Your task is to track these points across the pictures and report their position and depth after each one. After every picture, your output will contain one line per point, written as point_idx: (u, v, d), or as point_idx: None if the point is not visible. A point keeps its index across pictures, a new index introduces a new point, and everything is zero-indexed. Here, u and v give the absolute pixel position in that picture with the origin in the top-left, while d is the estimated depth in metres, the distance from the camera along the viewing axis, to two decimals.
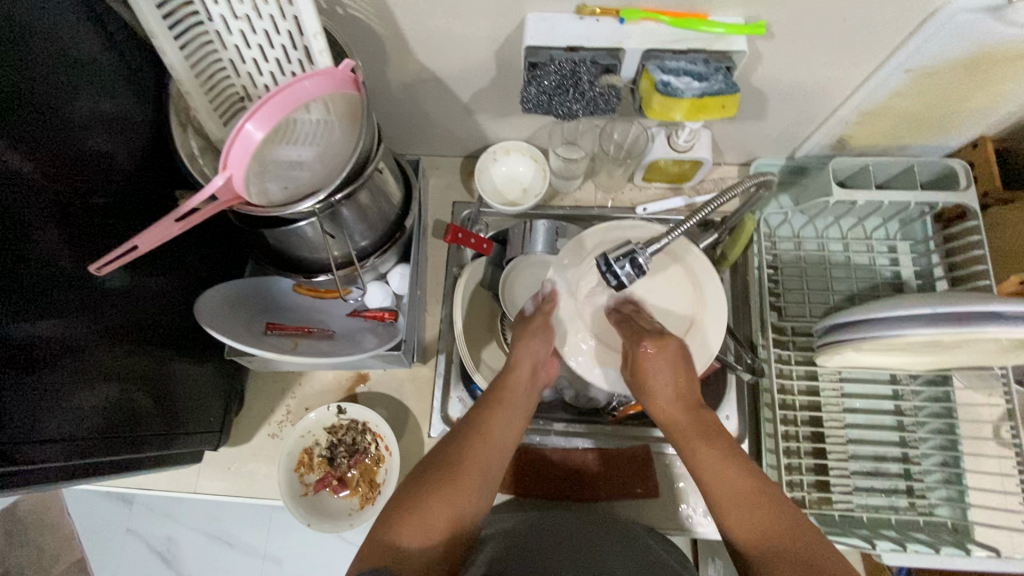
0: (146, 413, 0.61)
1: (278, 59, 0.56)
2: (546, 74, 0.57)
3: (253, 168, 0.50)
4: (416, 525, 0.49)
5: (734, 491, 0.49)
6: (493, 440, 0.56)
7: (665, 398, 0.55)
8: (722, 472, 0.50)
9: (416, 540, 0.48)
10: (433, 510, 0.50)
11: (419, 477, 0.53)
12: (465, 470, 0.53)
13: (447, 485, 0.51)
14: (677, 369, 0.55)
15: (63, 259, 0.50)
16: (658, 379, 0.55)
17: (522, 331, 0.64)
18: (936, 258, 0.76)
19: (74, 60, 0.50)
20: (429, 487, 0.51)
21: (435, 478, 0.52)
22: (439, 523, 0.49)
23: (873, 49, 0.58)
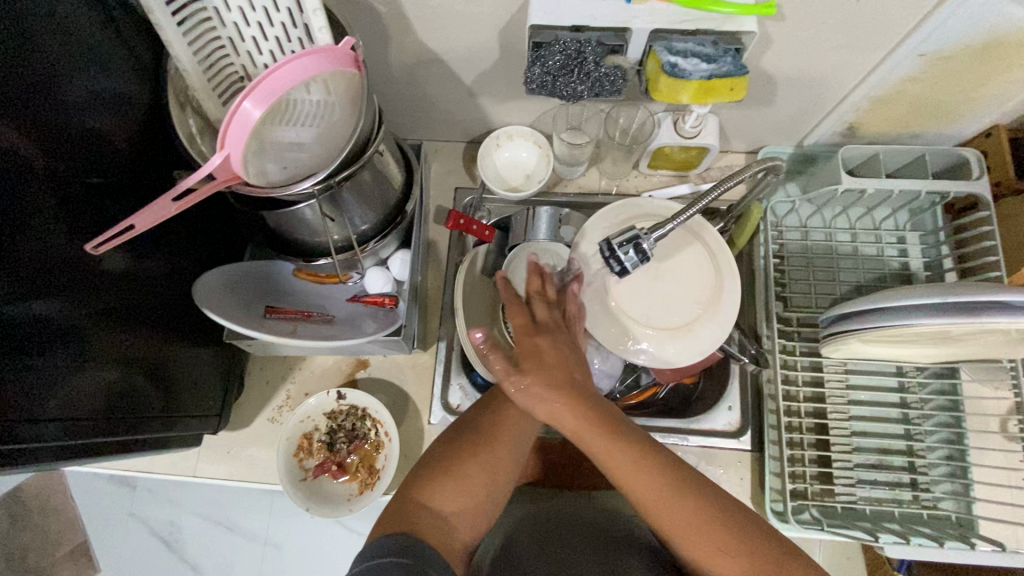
0: (146, 396, 0.61)
1: (278, 37, 0.55)
2: (551, 54, 0.56)
3: (251, 147, 0.49)
4: (450, 493, 0.49)
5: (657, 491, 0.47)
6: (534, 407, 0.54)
7: (551, 406, 0.48)
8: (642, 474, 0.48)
9: (445, 506, 0.49)
10: (471, 475, 0.50)
11: (451, 442, 0.52)
12: (498, 440, 0.52)
13: (481, 454, 0.51)
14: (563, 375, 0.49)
15: (60, 238, 0.49)
16: (545, 391, 0.49)
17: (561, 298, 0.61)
18: (947, 249, 0.75)
19: (70, 35, 0.49)
20: (460, 454, 0.51)
21: (466, 446, 0.51)
22: (468, 493, 0.50)
23: (887, 32, 0.56)
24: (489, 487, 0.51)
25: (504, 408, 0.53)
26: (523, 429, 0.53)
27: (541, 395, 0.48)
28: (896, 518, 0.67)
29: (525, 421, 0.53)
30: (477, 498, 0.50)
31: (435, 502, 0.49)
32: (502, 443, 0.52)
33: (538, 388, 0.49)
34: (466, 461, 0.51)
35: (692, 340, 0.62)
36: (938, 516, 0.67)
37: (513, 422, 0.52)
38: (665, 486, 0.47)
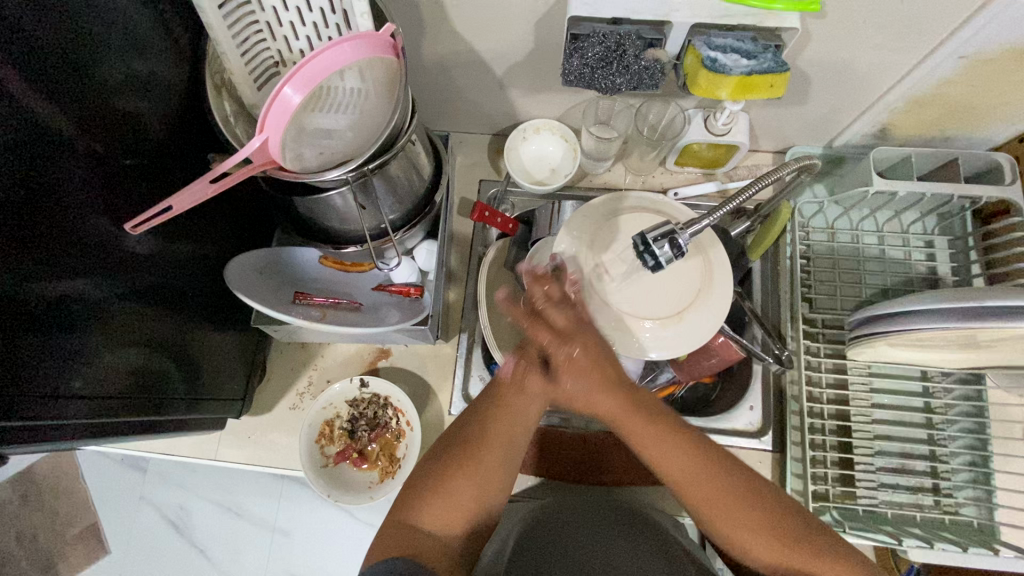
0: (170, 378, 0.61)
1: (315, 23, 0.55)
2: (589, 46, 0.55)
3: (289, 132, 0.49)
4: (435, 510, 0.51)
5: (689, 468, 0.51)
6: (513, 417, 0.54)
7: (593, 395, 0.53)
8: (676, 451, 0.52)
9: (437, 528, 0.51)
10: (458, 492, 0.51)
11: (437, 459, 0.54)
12: (484, 454, 0.53)
13: (466, 471, 0.52)
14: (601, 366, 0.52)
15: (95, 218, 0.49)
16: (583, 375, 0.52)
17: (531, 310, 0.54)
18: (975, 254, 0.74)
19: (110, 14, 0.50)
20: (449, 472, 0.52)
21: (454, 461, 0.53)
22: (456, 514, 0.51)
23: (929, 31, 0.56)
24: (478, 502, 0.52)
25: (489, 421, 0.54)
26: (508, 440, 0.54)
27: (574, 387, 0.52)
28: (919, 523, 0.67)
29: (508, 434, 0.54)
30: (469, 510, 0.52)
31: (427, 523, 0.50)
32: (490, 454, 0.53)
33: (574, 381, 0.52)
34: (448, 479, 0.52)
35: (687, 330, 0.57)
36: (959, 522, 0.67)
37: (492, 441, 0.53)
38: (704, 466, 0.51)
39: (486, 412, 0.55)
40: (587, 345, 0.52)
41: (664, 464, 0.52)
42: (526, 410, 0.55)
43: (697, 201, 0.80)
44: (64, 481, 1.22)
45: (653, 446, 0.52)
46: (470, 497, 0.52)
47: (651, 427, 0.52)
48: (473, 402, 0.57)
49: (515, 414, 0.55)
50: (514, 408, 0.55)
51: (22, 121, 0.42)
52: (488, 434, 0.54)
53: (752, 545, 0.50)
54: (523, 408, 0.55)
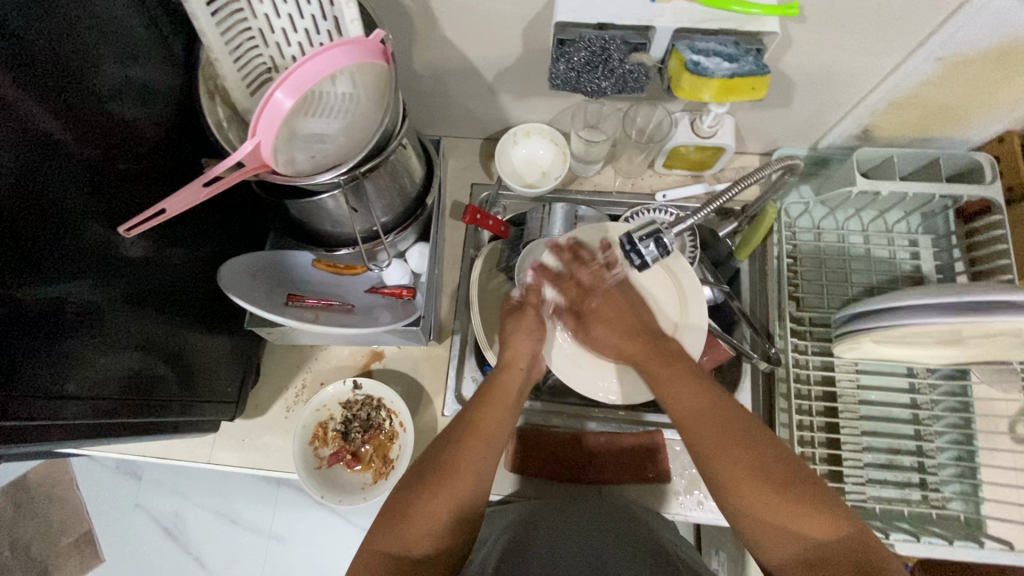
0: (163, 380, 0.61)
1: (306, 29, 0.57)
2: (576, 51, 0.56)
3: (281, 136, 0.50)
4: (415, 533, 0.49)
5: (696, 405, 0.53)
6: (487, 438, 0.55)
7: (618, 335, 0.63)
8: (686, 387, 0.54)
9: (416, 549, 0.49)
10: (432, 517, 0.50)
11: (412, 486, 0.52)
12: (458, 477, 0.52)
13: (440, 496, 0.51)
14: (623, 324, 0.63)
15: (89, 221, 0.50)
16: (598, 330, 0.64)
17: (514, 326, 0.65)
18: (958, 253, 0.76)
19: (104, 22, 0.50)
20: (425, 494, 0.51)
21: (426, 490, 0.51)
22: (438, 536, 0.50)
23: (907, 34, 0.57)
24: (455, 518, 0.51)
25: (462, 443, 0.54)
26: (483, 462, 0.53)
27: (607, 330, 0.63)
28: (907, 518, 0.68)
29: (481, 458, 0.54)
30: (447, 535, 0.50)
31: (406, 547, 0.49)
32: (466, 473, 0.52)
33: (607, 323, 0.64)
34: (421, 503, 0.51)
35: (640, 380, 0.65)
36: (947, 516, 0.68)
37: (467, 464, 0.53)
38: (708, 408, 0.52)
39: (460, 436, 0.55)
40: (625, 293, 0.66)
41: (673, 405, 0.54)
42: (494, 426, 0.56)
43: (685, 202, 0.81)
44: (59, 489, 1.21)
45: (666, 381, 0.56)
46: (449, 521, 0.50)
47: (665, 368, 0.57)
48: (448, 424, 0.57)
49: (491, 432, 0.55)
50: (486, 427, 0.56)
51: (16, 129, 0.43)
52: (460, 454, 0.53)
53: (746, 497, 0.47)
54: (495, 431, 0.56)
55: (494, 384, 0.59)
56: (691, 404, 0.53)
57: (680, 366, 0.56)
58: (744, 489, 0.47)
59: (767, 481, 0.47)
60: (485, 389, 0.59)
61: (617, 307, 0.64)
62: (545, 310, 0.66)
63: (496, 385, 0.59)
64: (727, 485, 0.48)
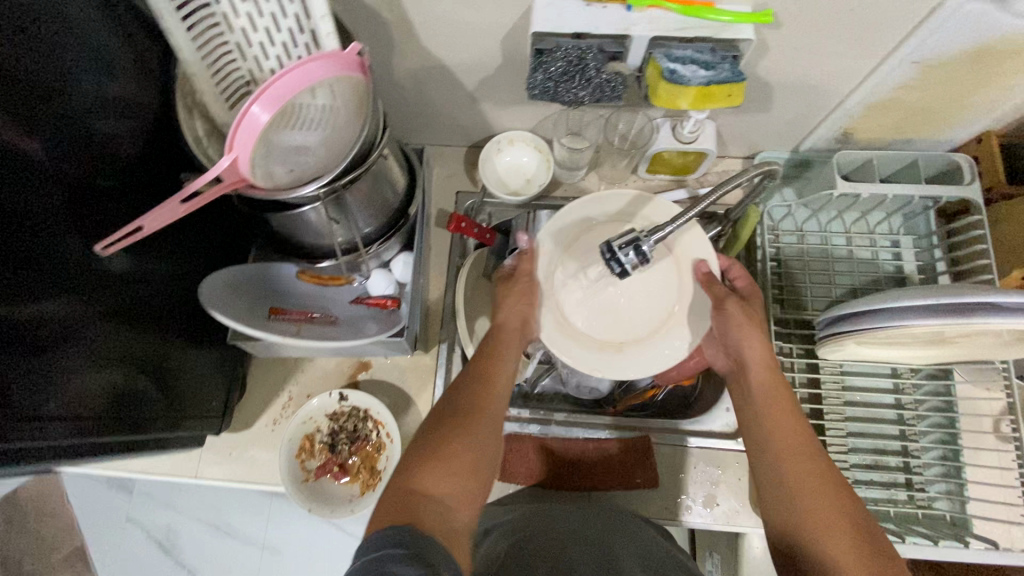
0: (146, 397, 0.61)
1: (284, 43, 0.56)
2: (553, 61, 0.57)
3: (259, 150, 0.50)
4: (438, 474, 0.48)
5: (802, 444, 0.53)
6: (496, 388, 0.56)
7: (750, 346, 0.59)
8: (795, 426, 0.54)
9: (440, 489, 0.48)
10: (454, 457, 0.50)
11: (432, 432, 0.52)
12: (476, 422, 0.53)
13: (461, 437, 0.51)
14: (759, 327, 0.60)
15: (67, 239, 0.50)
16: (742, 334, 0.59)
17: (506, 290, 0.64)
18: (940, 252, 0.76)
19: (80, 38, 0.50)
20: (443, 445, 0.50)
21: (448, 432, 0.51)
22: (461, 476, 0.49)
23: (882, 39, 0.58)
24: (474, 470, 0.50)
25: (476, 392, 0.55)
26: (496, 409, 0.55)
27: (740, 338, 0.59)
28: (893, 518, 0.68)
29: (492, 407, 0.55)
30: (467, 479, 0.49)
31: (429, 491, 0.47)
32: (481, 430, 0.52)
33: (738, 335, 0.59)
34: (442, 445, 0.50)
35: (646, 357, 0.63)
36: (932, 515, 0.68)
37: (482, 412, 0.54)
38: (811, 451, 0.53)
39: (473, 386, 0.56)
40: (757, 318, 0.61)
41: (778, 434, 0.54)
42: (499, 388, 0.57)
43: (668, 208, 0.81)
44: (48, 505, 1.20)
45: (775, 410, 0.55)
46: (469, 462, 0.50)
47: (783, 398, 0.56)
48: (459, 377, 0.58)
49: (499, 383, 0.57)
50: (494, 387, 0.57)
51: None
52: (476, 402, 0.54)
53: (833, 548, 0.47)
54: (502, 382, 0.58)
55: (494, 342, 0.61)
56: (797, 443, 0.53)
57: (794, 406, 0.56)
58: (832, 541, 0.47)
59: (831, 503, 0.49)
60: (486, 346, 0.60)
61: (756, 315, 0.61)
62: (541, 274, 0.65)
63: (497, 343, 0.61)
64: (817, 531, 0.48)
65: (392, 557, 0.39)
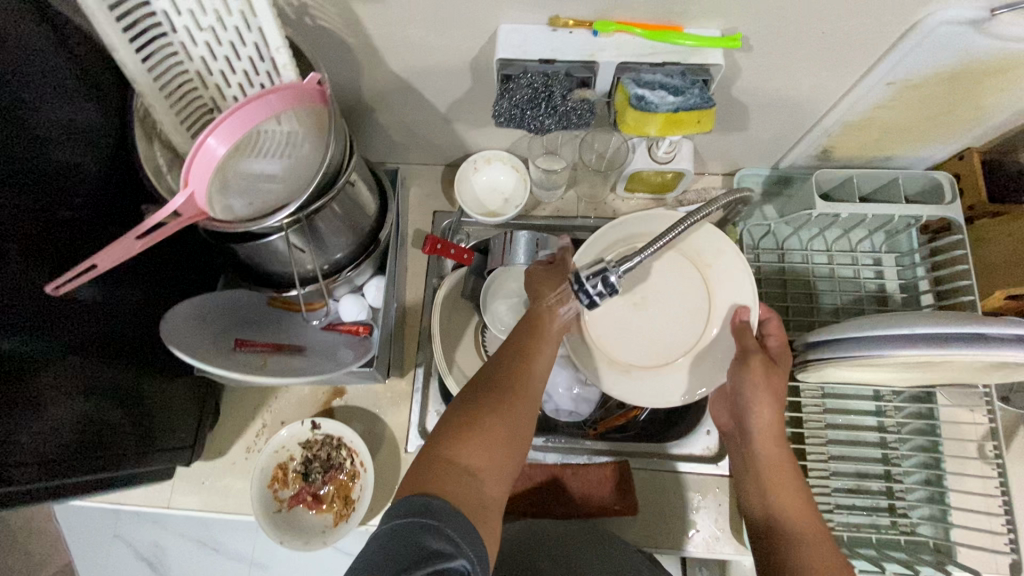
0: (117, 432, 0.59)
1: (245, 71, 0.55)
2: (519, 87, 0.56)
3: (216, 183, 0.49)
4: (474, 447, 0.47)
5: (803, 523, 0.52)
6: (536, 365, 0.55)
7: (763, 415, 0.56)
8: (799, 505, 0.53)
9: (474, 463, 0.47)
10: (493, 430, 0.49)
11: (470, 399, 0.51)
12: (516, 397, 0.52)
13: (501, 411, 0.50)
14: (776, 392, 0.55)
15: (26, 276, 0.49)
16: (756, 401, 0.55)
17: (544, 280, 0.62)
18: (922, 270, 0.75)
19: (33, 71, 0.49)
20: (484, 416, 0.49)
21: (488, 404, 0.50)
22: (496, 451, 0.48)
23: (857, 61, 0.56)
24: (509, 449, 0.49)
25: (517, 367, 0.54)
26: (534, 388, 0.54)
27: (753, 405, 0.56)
28: (873, 544, 0.67)
29: (531, 386, 0.54)
30: (500, 454, 0.49)
31: (467, 462, 0.47)
32: (522, 409, 0.52)
33: (755, 400, 0.55)
34: (481, 417, 0.49)
35: (647, 385, 0.64)
36: (915, 541, 0.67)
37: (521, 389, 0.53)
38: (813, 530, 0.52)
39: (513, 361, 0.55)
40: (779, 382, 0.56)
41: (781, 510, 0.53)
42: (539, 366, 0.55)
43: None
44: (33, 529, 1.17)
45: (779, 484, 0.55)
46: (505, 437, 0.49)
47: (786, 474, 0.55)
48: (501, 347, 0.57)
49: (539, 361, 0.56)
50: (536, 366, 0.55)
51: None
52: (516, 377, 0.53)
53: None
54: (541, 357, 0.56)
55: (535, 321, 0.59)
56: (799, 520, 0.52)
57: (799, 483, 0.55)
58: None
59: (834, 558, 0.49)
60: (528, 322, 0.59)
61: (780, 380, 0.56)
62: None
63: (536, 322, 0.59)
64: None
65: (418, 527, 0.40)
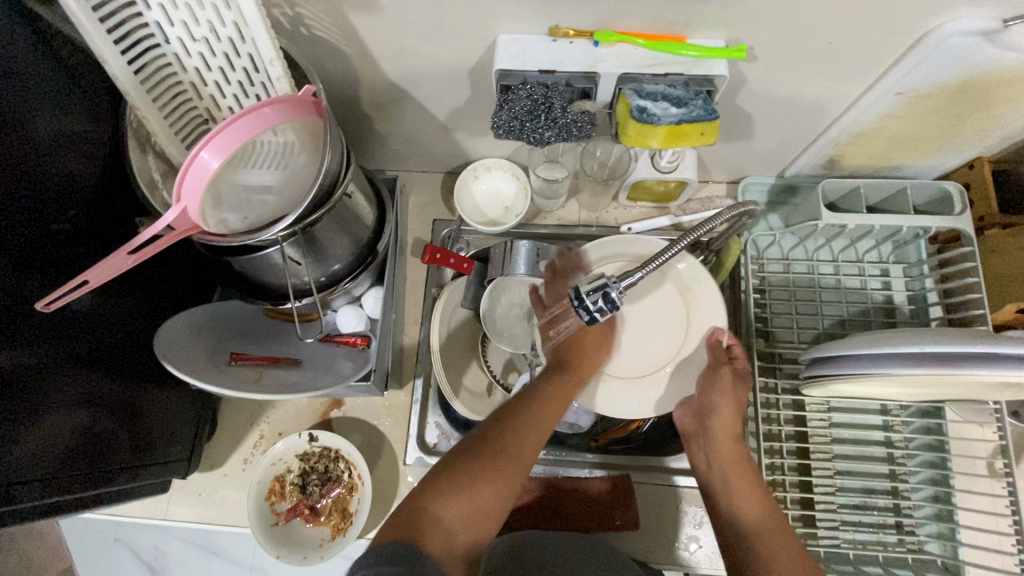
0: (112, 446, 0.59)
1: (239, 81, 0.54)
2: (517, 99, 0.54)
3: (209, 197, 0.48)
4: (456, 502, 0.47)
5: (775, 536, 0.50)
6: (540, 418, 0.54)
7: (727, 415, 0.56)
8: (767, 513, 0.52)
9: (454, 519, 0.46)
10: (478, 486, 0.48)
11: (459, 451, 0.51)
12: (512, 451, 0.51)
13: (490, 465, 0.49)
14: (741, 400, 0.57)
15: (19, 292, 0.48)
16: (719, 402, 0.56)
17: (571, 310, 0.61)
18: (931, 282, 0.73)
19: (26, 83, 0.48)
20: (469, 469, 0.49)
21: (474, 456, 0.50)
22: (478, 507, 0.47)
23: (865, 71, 0.55)
24: (498, 501, 0.48)
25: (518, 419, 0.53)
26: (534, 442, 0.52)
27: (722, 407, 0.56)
28: (880, 562, 0.66)
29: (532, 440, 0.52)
30: (484, 508, 0.48)
31: (445, 518, 0.46)
32: (520, 457, 0.51)
33: (721, 402, 0.56)
34: (466, 471, 0.49)
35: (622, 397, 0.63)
36: (923, 560, 0.66)
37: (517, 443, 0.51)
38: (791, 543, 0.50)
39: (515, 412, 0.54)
40: (742, 392, 0.57)
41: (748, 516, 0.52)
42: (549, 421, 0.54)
43: (652, 235, 0.79)
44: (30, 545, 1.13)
45: (742, 488, 0.54)
46: (491, 494, 0.48)
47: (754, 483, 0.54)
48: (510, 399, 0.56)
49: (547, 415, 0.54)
50: (544, 422, 0.54)
51: None
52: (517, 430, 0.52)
53: None
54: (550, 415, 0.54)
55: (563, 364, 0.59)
56: (768, 528, 0.51)
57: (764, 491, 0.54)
58: None
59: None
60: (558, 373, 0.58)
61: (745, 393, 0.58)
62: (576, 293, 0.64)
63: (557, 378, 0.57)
64: None
65: None
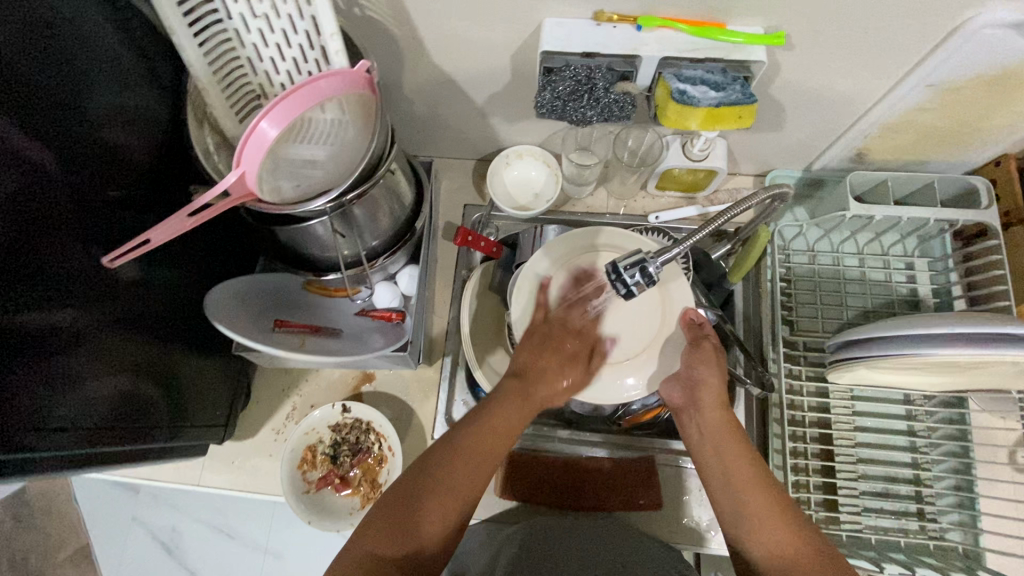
0: (153, 407, 0.61)
1: (294, 58, 0.57)
2: (561, 80, 0.57)
3: (265, 166, 0.51)
4: (420, 524, 0.50)
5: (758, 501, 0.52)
6: (494, 421, 0.54)
7: (711, 384, 0.56)
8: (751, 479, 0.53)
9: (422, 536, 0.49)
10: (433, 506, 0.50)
11: (421, 468, 0.53)
12: (462, 465, 0.52)
13: (445, 483, 0.51)
14: (720, 366, 0.56)
15: (79, 250, 0.50)
16: (698, 374, 0.56)
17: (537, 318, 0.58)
18: (955, 276, 0.75)
19: (93, 52, 0.51)
20: (428, 485, 0.51)
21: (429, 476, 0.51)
22: (440, 524, 0.50)
23: (899, 62, 0.57)
24: (456, 510, 0.51)
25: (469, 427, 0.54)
26: (488, 449, 0.53)
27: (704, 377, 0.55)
28: (901, 548, 0.67)
29: (485, 445, 0.53)
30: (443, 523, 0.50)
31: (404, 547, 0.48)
32: (475, 468, 0.52)
33: (704, 374, 0.55)
34: (423, 491, 0.51)
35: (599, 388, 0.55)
36: (944, 547, 0.66)
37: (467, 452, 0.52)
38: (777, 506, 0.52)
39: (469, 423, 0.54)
40: (717, 359, 0.56)
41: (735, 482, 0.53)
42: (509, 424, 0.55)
43: (679, 224, 0.81)
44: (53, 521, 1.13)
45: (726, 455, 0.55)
46: (447, 507, 0.51)
47: (736, 451, 0.55)
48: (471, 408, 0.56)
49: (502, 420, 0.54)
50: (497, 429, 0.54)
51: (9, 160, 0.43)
52: (469, 441, 0.53)
53: None
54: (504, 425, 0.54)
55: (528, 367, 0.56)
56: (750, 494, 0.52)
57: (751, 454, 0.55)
58: None
59: (797, 541, 0.50)
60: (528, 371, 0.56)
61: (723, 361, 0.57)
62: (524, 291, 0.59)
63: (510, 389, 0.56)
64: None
65: None
